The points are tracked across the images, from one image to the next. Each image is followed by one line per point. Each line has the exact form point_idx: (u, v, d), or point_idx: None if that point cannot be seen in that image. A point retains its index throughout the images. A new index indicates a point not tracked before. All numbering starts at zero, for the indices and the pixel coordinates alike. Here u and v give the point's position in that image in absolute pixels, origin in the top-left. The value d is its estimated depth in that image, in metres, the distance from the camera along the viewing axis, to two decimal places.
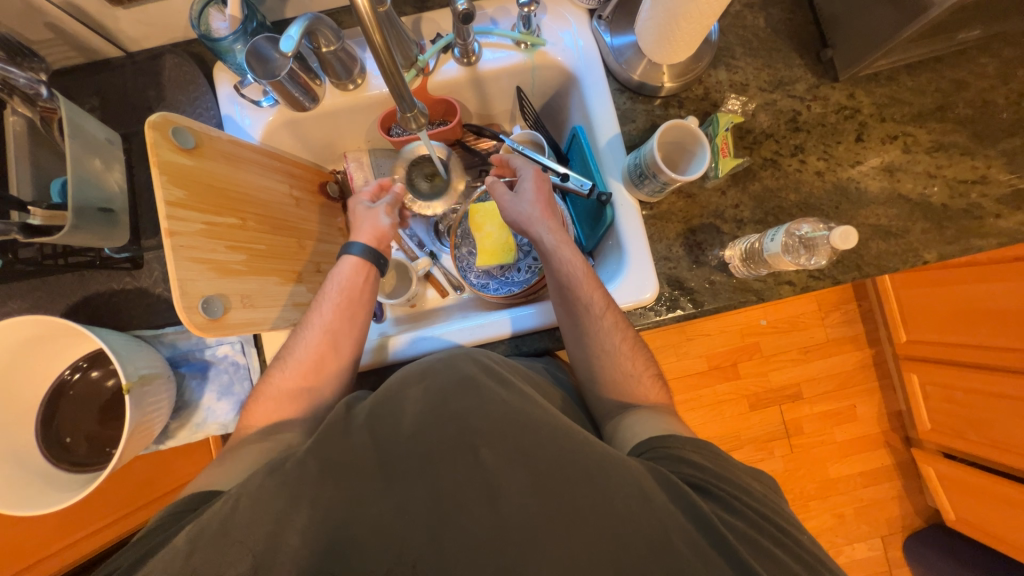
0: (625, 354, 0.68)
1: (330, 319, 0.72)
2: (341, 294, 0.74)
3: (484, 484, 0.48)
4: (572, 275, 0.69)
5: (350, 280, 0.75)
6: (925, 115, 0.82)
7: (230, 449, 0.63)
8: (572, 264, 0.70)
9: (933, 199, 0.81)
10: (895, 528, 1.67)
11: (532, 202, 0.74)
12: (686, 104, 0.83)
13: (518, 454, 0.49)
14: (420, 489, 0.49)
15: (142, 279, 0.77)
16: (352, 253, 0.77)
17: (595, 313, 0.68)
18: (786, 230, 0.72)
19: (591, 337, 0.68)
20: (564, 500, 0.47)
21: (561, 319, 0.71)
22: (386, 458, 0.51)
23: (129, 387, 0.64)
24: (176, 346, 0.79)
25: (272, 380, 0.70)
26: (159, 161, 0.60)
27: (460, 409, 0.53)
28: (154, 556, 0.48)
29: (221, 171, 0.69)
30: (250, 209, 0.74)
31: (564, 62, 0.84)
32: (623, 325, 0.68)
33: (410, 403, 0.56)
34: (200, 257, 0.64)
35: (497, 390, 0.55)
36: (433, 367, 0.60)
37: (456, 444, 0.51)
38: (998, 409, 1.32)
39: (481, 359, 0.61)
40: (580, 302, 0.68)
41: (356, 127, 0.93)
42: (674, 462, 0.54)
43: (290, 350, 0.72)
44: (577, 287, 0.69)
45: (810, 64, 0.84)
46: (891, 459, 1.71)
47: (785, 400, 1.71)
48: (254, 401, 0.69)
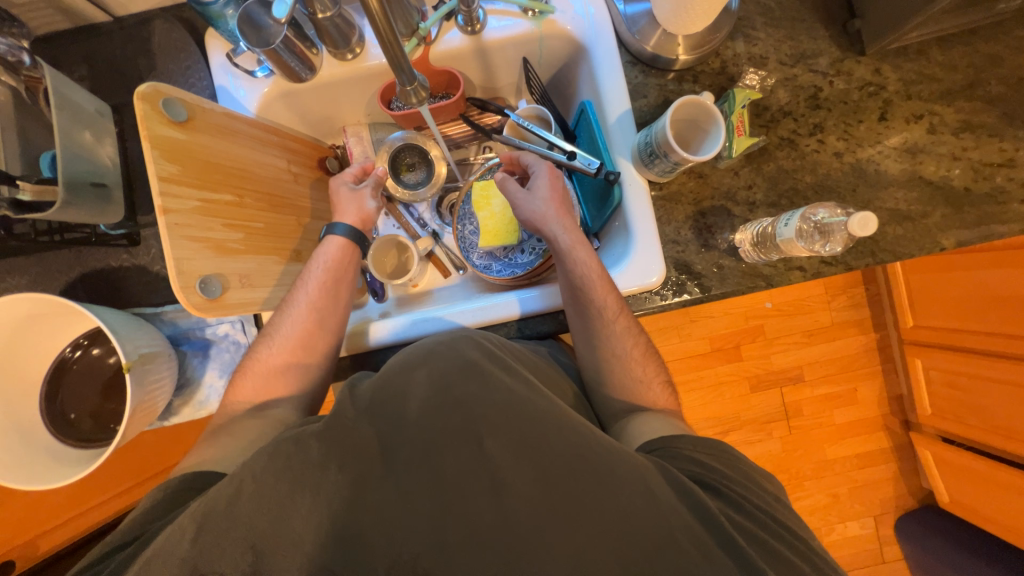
0: (636, 360, 0.67)
1: (314, 299, 0.71)
2: (320, 274, 0.73)
3: (487, 474, 0.48)
4: (586, 278, 0.67)
5: (335, 258, 0.75)
6: (953, 93, 0.78)
7: (226, 428, 0.63)
8: (586, 265, 0.67)
9: (955, 182, 0.78)
10: (888, 508, 1.70)
11: (545, 199, 0.71)
12: (702, 79, 0.79)
13: (523, 447, 0.49)
14: (422, 474, 0.49)
15: (140, 256, 0.75)
16: (336, 234, 0.76)
17: (607, 317, 0.66)
18: (801, 215, 0.69)
19: (603, 342, 0.67)
20: (569, 492, 0.46)
21: (571, 321, 0.70)
22: (389, 443, 0.51)
23: (129, 365, 0.64)
24: (176, 324, 0.78)
25: (261, 359, 0.69)
26: (150, 135, 0.59)
27: (462, 398, 0.53)
28: (159, 534, 0.49)
29: (214, 144, 0.67)
30: (247, 187, 0.72)
31: (573, 31, 0.79)
32: (635, 330, 0.67)
33: (413, 390, 0.55)
34: (197, 235, 0.62)
35: (503, 378, 0.55)
36: (438, 350, 0.60)
37: (461, 433, 0.50)
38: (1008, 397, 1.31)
39: (484, 344, 0.61)
40: (593, 304, 0.66)
41: (355, 99, 0.88)
42: (684, 461, 0.54)
43: (275, 327, 0.71)
44: (590, 290, 0.66)
45: (835, 36, 0.79)
46: (888, 441, 1.72)
47: (786, 382, 1.71)
48: (243, 377, 0.69)
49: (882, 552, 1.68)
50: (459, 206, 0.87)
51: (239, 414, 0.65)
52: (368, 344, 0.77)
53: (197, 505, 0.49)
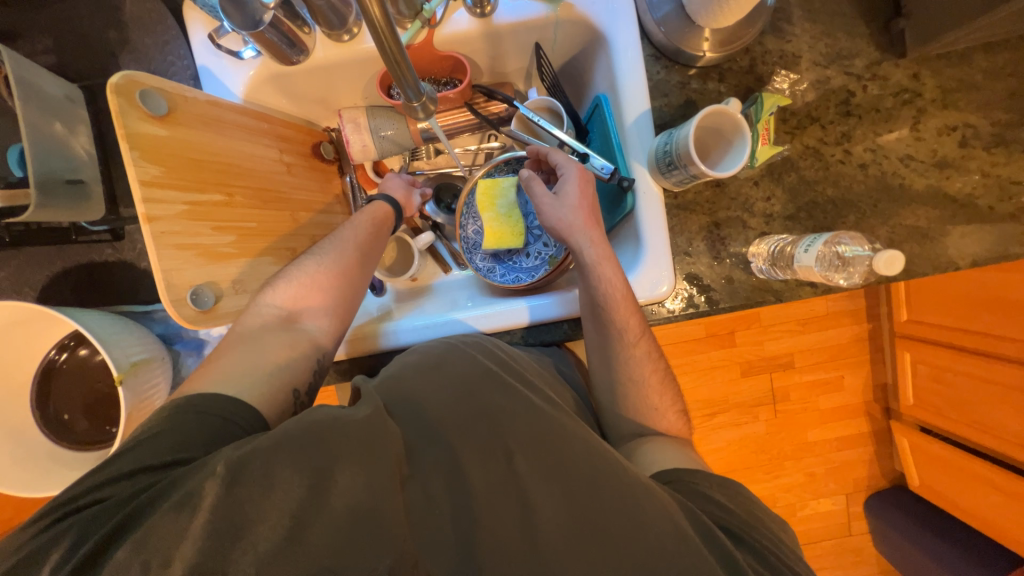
0: (653, 387, 0.65)
1: (364, 239, 0.73)
2: (368, 217, 0.75)
3: (516, 494, 0.49)
4: (609, 295, 0.63)
5: (382, 213, 0.78)
6: (991, 104, 0.74)
7: (251, 350, 0.60)
8: (611, 283, 0.63)
9: (978, 200, 0.75)
10: (861, 487, 1.79)
11: (574, 206, 0.65)
12: (728, 78, 0.73)
13: (553, 467, 0.50)
14: (445, 484, 0.50)
15: (124, 251, 0.71)
16: (382, 198, 0.80)
17: (628, 340, 0.64)
18: (825, 239, 0.67)
19: (621, 364, 0.66)
20: (603, 508, 0.47)
21: (588, 335, 0.68)
22: (422, 448, 0.53)
23: (121, 378, 0.63)
24: (167, 322, 0.75)
25: (302, 274, 0.67)
26: (128, 132, 0.54)
27: (487, 410, 0.57)
28: (180, 473, 0.47)
29: (200, 138, 0.62)
30: (237, 182, 0.67)
31: (592, 16, 0.71)
32: (655, 355, 0.66)
33: (439, 392, 0.59)
34: (185, 242, 0.59)
35: (526, 392, 0.59)
36: (460, 354, 0.65)
37: (491, 450, 0.53)
38: (995, 399, 1.35)
39: (499, 355, 0.66)
40: (613, 324, 0.64)
41: (351, 81, 0.81)
42: (702, 500, 0.52)
43: (324, 248, 0.70)
44: (612, 309, 0.63)
45: (875, 34, 0.73)
46: (868, 426, 1.79)
47: (776, 368, 1.74)
48: (279, 285, 0.65)
49: (850, 526, 1.78)
50: (462, 204, 0.83)
51: (261, 326, 0.62)
52: (374, 347, 0.76)
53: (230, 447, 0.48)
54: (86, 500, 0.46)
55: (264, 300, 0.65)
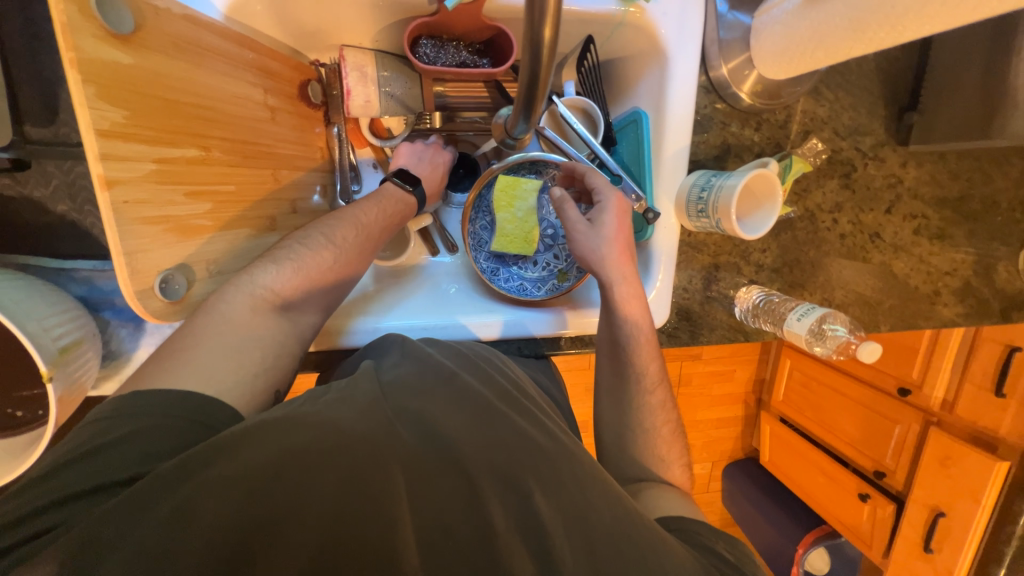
0: (662, 437, 0.67)
1: (376, 229, 0.66)
2: (389, 214, 0.68)
3: (533, 534, 0.44)
4: (634, 336, 0.66)
5: (396, 199, 0.70)
6: (946, 202, 0.85)
7: (231, 333, 0.51)
8: (637, 326, 0.65)
9: (910, 280, 0.89)
10: (725, 458, 2.20)
11: (610, 240, 0.64)
12: (763, 128, 0.73)
13: (571, 505, 0.47)
14: (455, 509, 0.45)
15: (30, 186, 0.55)
16: (416, 194, 0.73)
17: (645, 385, 0.66)
18: (817, 314, 0.73)
19: (633, 410, 0.67)
20: (619, 546, 0.44)
21: (602, 373, 0.69)
22: (435, 468, 0.47)
23: (49, 373, 0.50)
24: (93, 284, 0.60)
25: (313, 261, 0.58)
26: (79, 57, 0.38)
27: (503, 438, 0.51)
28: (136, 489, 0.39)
29: (168, 69, 0.47)
30: (215, 132, 0.53)
31: (659, 30, 0.66)
32: (668, 407, 0.68)
33: (450, 409, 0.53)
34: (153, 214, 0.45)
35: (540, 424, 0.56)
36: (476, 370, 0.60)
37: (506, 483, 0.47)
38: (856, 415, 1.70)
39: (512, 376, 0.63)
40: (632, 366, 0.66)
41: (363, 19, 0.66)
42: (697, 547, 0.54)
43: (345, 241, 0.62)
44: (635, 350, 0.66)
45: (889, 118, 0.77)
46: (744, 412, 2.16)
47: (688, 359, 1.98)
48: (279, 264, 0.56)
49: (709, 485, 2.20)
50: (476, 198, 0.76)
51: (252, 307, 0.53)
52: (340, 344, 0.70)
53: (201, 457, 0.41)
54: (23, 532, 0.38)
55: (256, 278, 0.55)
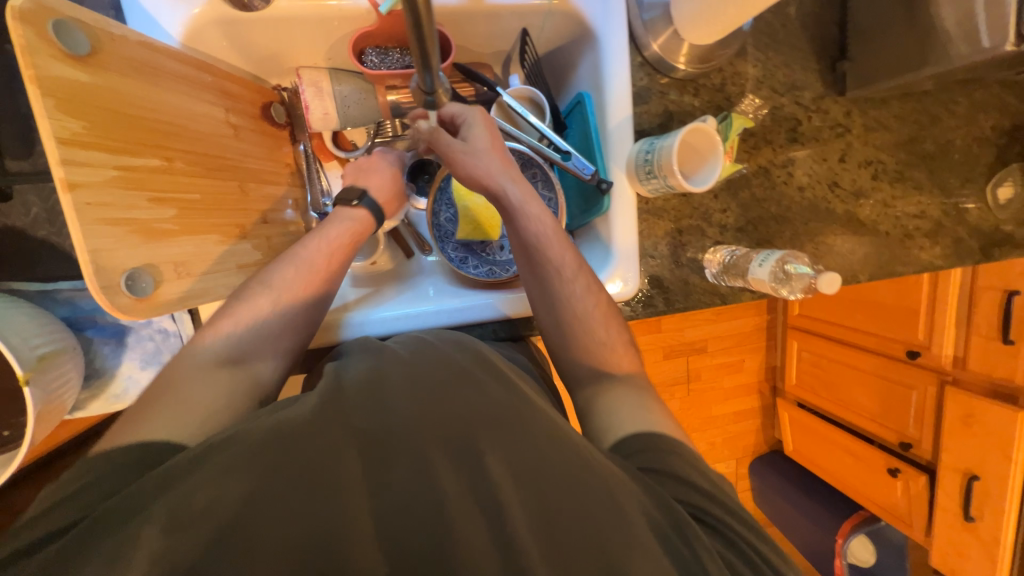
0: (597, 320, 0.66)
1: (321, 259, 0.66)
2: (333, 241, 0.68)
3: (487, 500, 0.45)
4: (542, 234, 0.66)
5: (343, 224, 0.70)
6: (898, 145, 0.87)
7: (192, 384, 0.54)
8: (540, 221, 0.67)
9: (879, 226, 0.89)
10: (748, 453, 2.12)
11: (487, 151, 0.67)
12: (702, 93, 0.77)
13: (525, 466, 0.48)
14: (411, 484, 0.46)
15: (11, 215, 0.59)
16: (362, 207, 0.73)
17: (566, 276, 0.66)
18: (777, 257, 0.74)
19: (561, 304, 0.66)
20: (569, 501, 0.46)
21: (526, 283, 0.69)
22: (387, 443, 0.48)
23: (26, 377, 0.52)
24: (76, 305, 0.64)
25: (252, 315, 0.60)
26: (38, 74, 0.42)
27: (457, 408, 0.51)
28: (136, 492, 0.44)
29: (128, 88, 0.51)
30: (178, 145, 0.57)
31: (585, 13, 0.71)
32: (594, 288, 0.67)
33: (406, 389, 0.53)
34: (116, 216, 0.49)
35: (499, 390, 0.54)
36: (435, 351, 0.60)
37: (460, 452, 0.48)
38: (870, 387, 1.65)
39: (471, 348, 0.61)
40: (548, 261, 0.66)
41: (314, 38, 0.72)
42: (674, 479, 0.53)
43: (281, 283, 0.63)
44: (545, 245, 0.66)
45: (823, 71, 0.81)
46: (759, 402, 2.09)
47: (693, 353, 1.95)
48: (226, 320, 0.59)
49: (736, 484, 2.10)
50: (437, 191, 0.80)
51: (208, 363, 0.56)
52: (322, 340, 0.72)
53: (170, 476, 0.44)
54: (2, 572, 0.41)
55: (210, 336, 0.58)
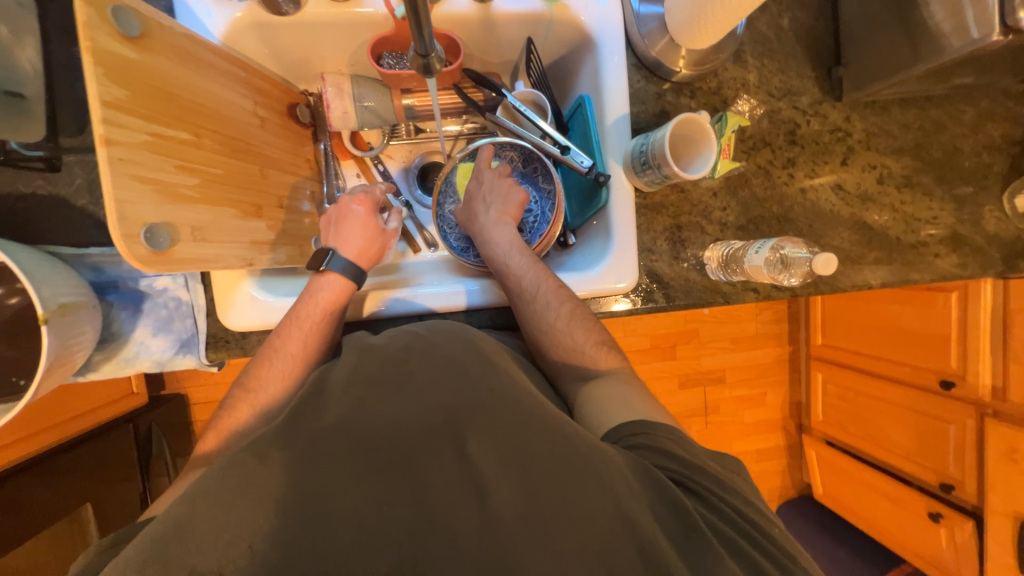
0: (562, 330, 0.68)
1: (294, 344, 0.65)
2: (305, 321, 0.67)
3: (472, 482, 0.47)
4: (500, 260, 0.73)
5: (316, 299, 0.69)
6: (903, 150, 0.87)
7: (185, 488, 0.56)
8: (498, 249, 0.74)
9: (889, 231, 0.87)
10: (774, 496, 1.97)
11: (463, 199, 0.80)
12: (697, 95, 0.81)
13: (509, 450, 0.48)
14: (400, 473, 0.47)
15: (59, 185, 0.66)
16: (333, 271, 0.71)
17: (524, 295, 0.69)
18: (772, 244, 0.75)
19: (527, 322, 0.70)
20: (555, 483, 0.46)
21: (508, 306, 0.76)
22: (376, 439, 0.48)
23: (44, 317, 0.56)
24: (101, 270, 0.69)
25: (233, 419, 0.61)
26: (94, 48, 0.49)
27: (441, 397, 0.51)
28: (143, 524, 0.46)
29: (169, 70, 0.58)
30: (208, 125, 0.64)
31: (584, 20, 0.77)
32: (557, 302, 0.68)
33: (392, 391, 0.52)
34: (144, 175, 0.54)
35: (485, 373, 0.55)
36: (425, 341, 0.59)
37: (443, 435, 0.49)
38: (903, 421, 1.52)
39: (466, 340, 0.60)
40: (510, 285, 0.71)
41: (339, 45, 0.80)
42: (652, 453, 0.53)
43: (259, 381, 0.63)
44: (505, 270, 0.72)
45: (819, 78, 0.84)
46: (784, 440, 1.97)
47: (710, 382, 1.88)
48: (217, 432, 0.61)
49: None
50: (442, 184, 0.84)
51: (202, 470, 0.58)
52: None
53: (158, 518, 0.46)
54: None
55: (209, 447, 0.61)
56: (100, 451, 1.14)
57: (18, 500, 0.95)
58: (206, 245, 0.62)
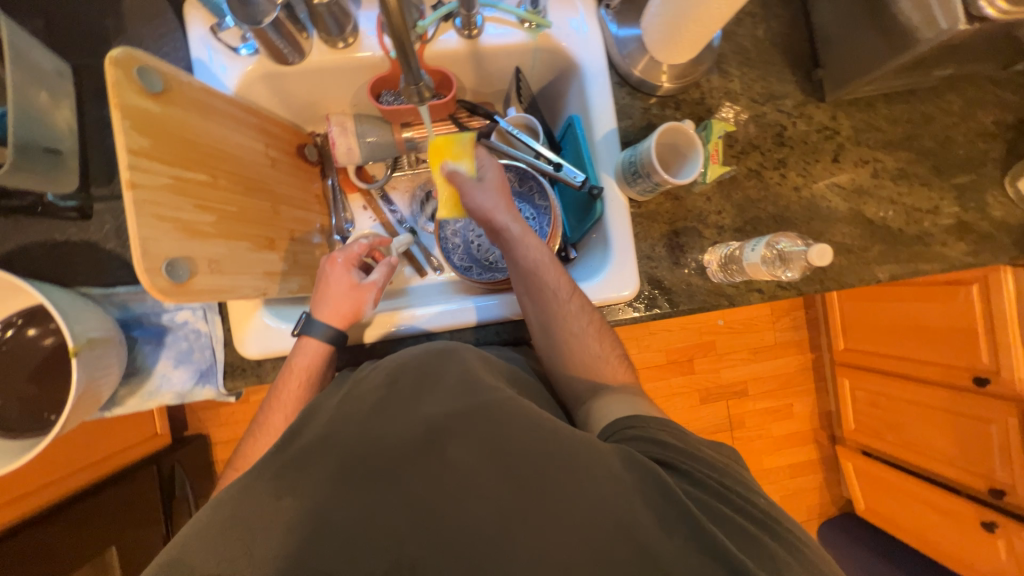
0: (591, 335, 0.70)
1: (277, 416, 0.67)
2: (285, 394, 0.68)
3: (479, 498, 0.47)
4: (539, 261, 0.70)
5: (294, 368, 0.70)
6: (895, 144, 0.88)
7: None
8: (537, 251, 0.71)
9: (891, 223, 0.87)
10: (814, 514, 1.87)
11: (494, 191, 0.73)
12: (682, 107, 0.84)
13: (486, 448, 0.49)
14: (412, 493, 0.48)
15: (90, 231, 0.71)
16: (311, 336, 0.71)
17: (562, 297, 0.69)
18: (765, 242, 0.75)
19: (558, 322, 0.69)
20: (541, 485, 0.47)
21: (525, 304, 0.72)
22: (358, 458, 0.49)
23: (76, 350, 0.60)
24: (127, 307, 0.74)
25: None
26: (122, 104, 0.54)
27: (439, 423, 0.50)
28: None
29: (189, 120, 0.64)
30: (223, 167, 0.69)
31: (566, 46, 0.82)
32: (588, 309, 0.71)
33: (387, 423, 0.51)
34: (166, 214, 0.58)
35: (480, 391, 0.54)
36: (414, 367, 0.58)
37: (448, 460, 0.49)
38: (940, 425, 1.45)
39: (459, 361, 0.59)
40: (547, 286, 0.69)
41: (342, 88, 0.87)
42: (644, 443, 0.55)
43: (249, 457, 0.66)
44: (543, 272, 0.70)
45: (800, 81, 0.87)
46: (817, 453, 1.88)
47: (732, 396, 1.83)
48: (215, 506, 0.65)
49: None
50: None
51: None
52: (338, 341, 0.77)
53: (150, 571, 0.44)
54: None
55: None
56: (126, 494, 1.16)
57: (47, 546, 0.97)
58: (223, 277, 0.66)
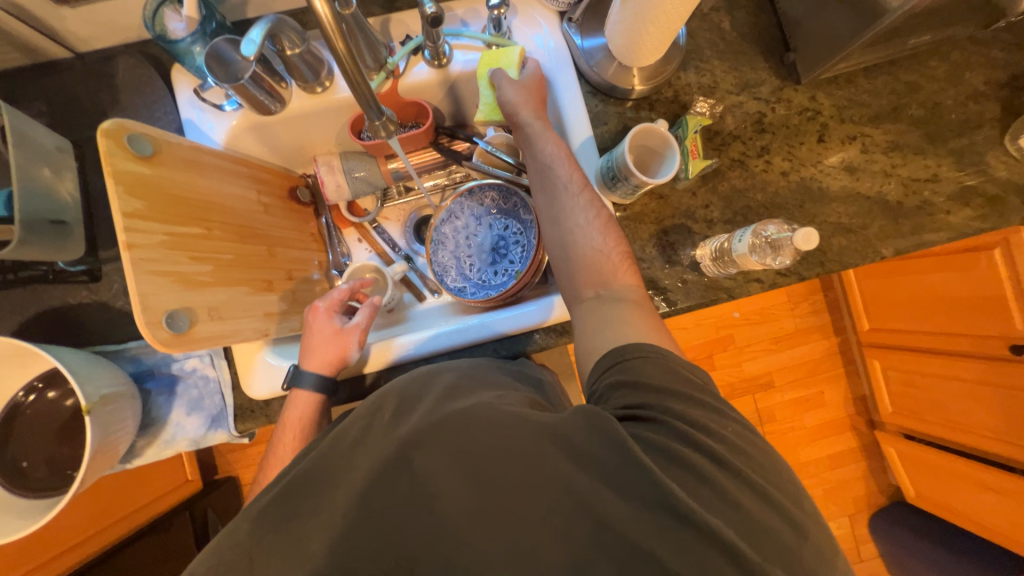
0: (597, 229, 0.67)
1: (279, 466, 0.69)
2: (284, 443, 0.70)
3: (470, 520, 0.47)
4: (556, 155, 0.71)
5: (290, 417, 0.72)
6: (881, 116, 0.87)
7: None
8: (554, 147, 0.71)
9: (888, 197, 0.85)
10: (861, 507, 1.77)
11: (521, 92, 0.74)
12: (657, 106, 0.85)
13: (463, 459, 0.50)
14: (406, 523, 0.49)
15: (100, 292, 0.75)
16: (302, 384, 0.72)
17: (572, 190, 0.69)
18: (752, 230, 0.74)
19: (567, 213, 0.68)
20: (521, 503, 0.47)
21: (536, 199, 0.72)
22: (354, 491, 0.50)
23: (88, 408, 0.63)
24: (139, 360, 0.79)
25: None
26: (115, 170, 0.58)
27: (417, 443, 0.51)
28: None
29: (180, 178, 0.67)
30: (216, 218, 0.72)
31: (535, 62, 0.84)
32: (599, 205, 0.69)
33: (370, 454, 0.53)
34: (163, 269, 0.61)
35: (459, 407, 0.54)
36: (397, 392, 0.59)
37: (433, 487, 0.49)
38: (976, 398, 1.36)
39: (438, 382, 0.59)
40: (558, 180, 0.70)
41: (325, 130, 0.90)
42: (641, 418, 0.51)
43: None
44: (557, 166, 0.70)
45: (774, 67, 0.86)
46: (856, 441, 1.80)
47: (757, 389, 1.78)
48: None
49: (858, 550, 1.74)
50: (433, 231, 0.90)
51: None
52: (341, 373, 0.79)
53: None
54: None
55: None
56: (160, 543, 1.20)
57: None
58: (223, 322, 0.69)
